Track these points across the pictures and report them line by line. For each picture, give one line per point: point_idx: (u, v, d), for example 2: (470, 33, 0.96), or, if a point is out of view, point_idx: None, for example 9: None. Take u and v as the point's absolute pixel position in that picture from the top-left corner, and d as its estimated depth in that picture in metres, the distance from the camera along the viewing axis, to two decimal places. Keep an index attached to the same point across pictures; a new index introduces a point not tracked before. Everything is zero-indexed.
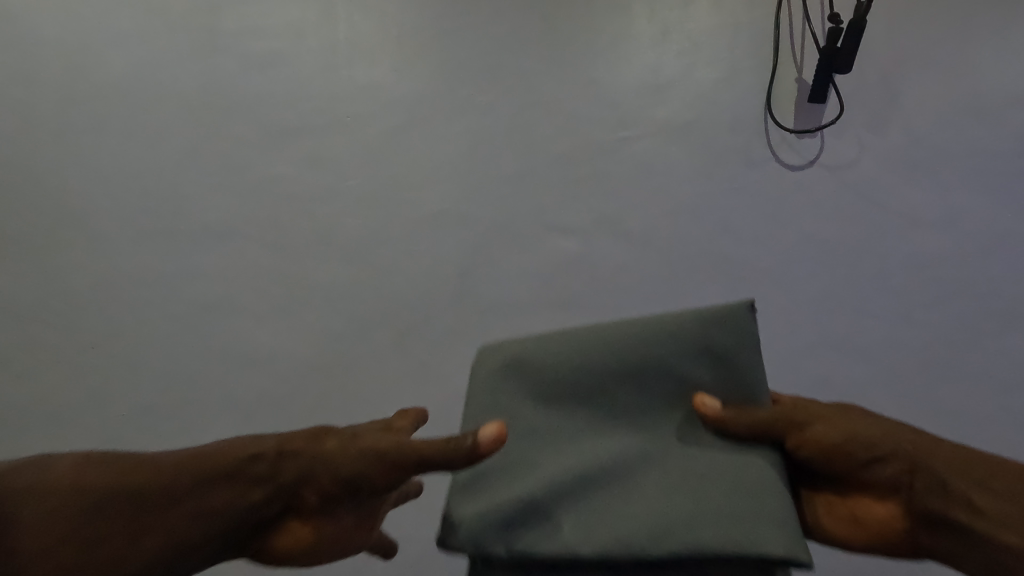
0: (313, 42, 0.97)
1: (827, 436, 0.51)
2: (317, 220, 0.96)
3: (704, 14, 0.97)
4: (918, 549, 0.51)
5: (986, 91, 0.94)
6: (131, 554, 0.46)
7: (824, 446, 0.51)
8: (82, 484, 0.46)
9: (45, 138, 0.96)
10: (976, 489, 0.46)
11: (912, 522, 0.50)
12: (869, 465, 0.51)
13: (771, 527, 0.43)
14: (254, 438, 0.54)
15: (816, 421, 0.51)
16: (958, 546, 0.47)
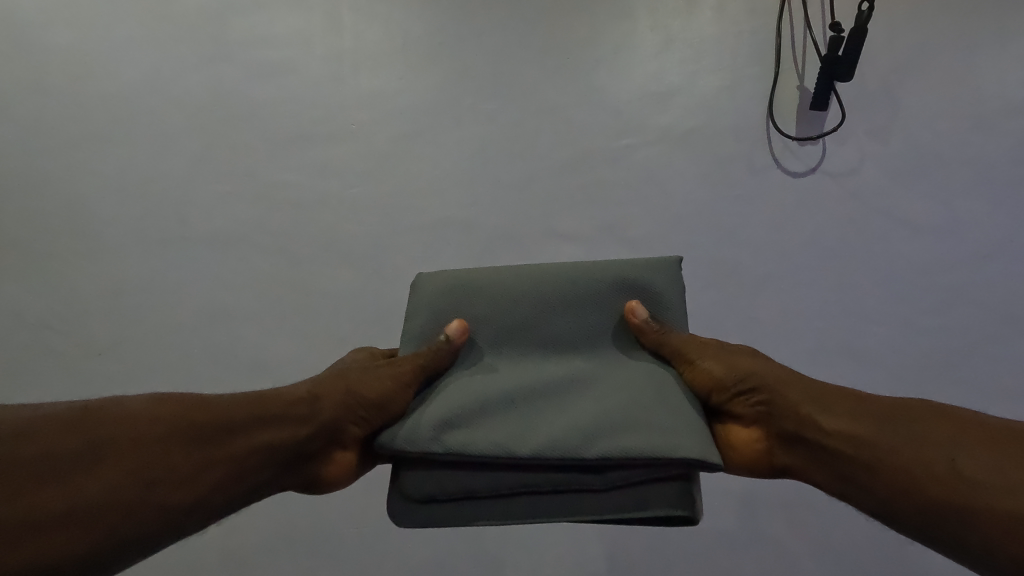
0: (318, 51, 0.99)
1: (710, 369, 0.54)
2: (322, 227, 0.97)
3: (706, 22, 0.98)
4: (779, 472, 0.54)
5: (990, 98, 0.93)
6: (144, 505, 0.39)
7: (704, 374, 0.54)
8: (71, 442, 0.38)
9: (55, 147, 0.98)
10: (826, 417, 0.49)
11: (774, 448, 0.53)
12: (739, 395, 0.54)
13: (681, 433, 0.49)
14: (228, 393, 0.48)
15: (702, 349, 0.55)
16: (810, 463, 0.50)
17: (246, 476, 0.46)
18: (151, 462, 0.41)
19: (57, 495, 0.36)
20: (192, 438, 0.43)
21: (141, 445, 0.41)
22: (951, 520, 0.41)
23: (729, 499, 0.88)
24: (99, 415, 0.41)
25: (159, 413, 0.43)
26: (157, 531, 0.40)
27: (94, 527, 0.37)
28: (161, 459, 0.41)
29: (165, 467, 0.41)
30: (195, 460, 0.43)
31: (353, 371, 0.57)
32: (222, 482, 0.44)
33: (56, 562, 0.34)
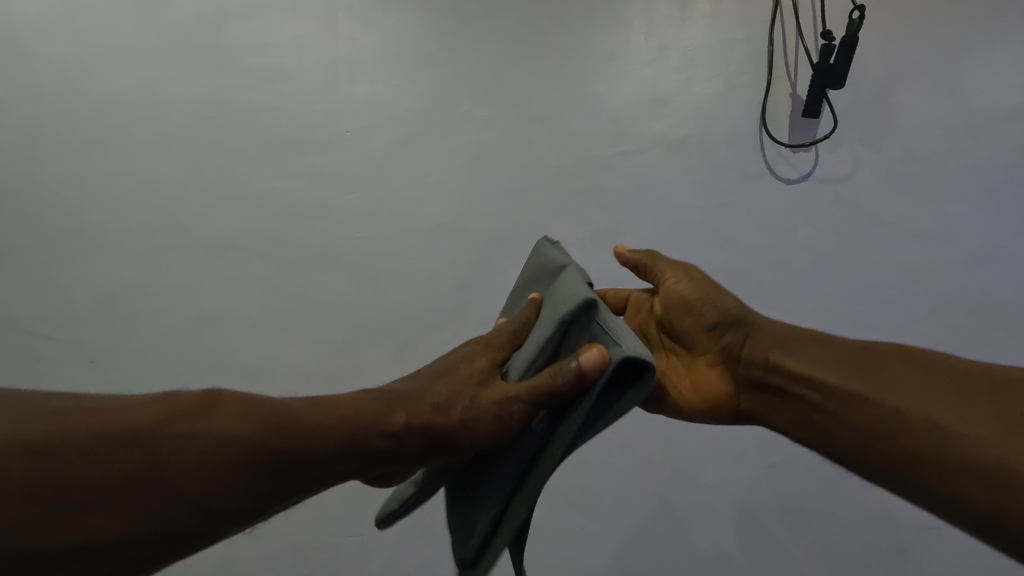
0: (315, 58, 0.99)
1: (689, 293, 0.67)
2: (318, 234, 0.97)
3: (700, 30, 0.99)
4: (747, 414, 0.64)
5: (978, 105, 0.95)
6: (221, 504, 0.39)
7: (684, 309, 0.67)
8: (185, 444, 0.38)
9: (49, 153, 0.97)
10: (788, 355, 0.59)
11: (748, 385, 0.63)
12: (718, 328, 0.65)
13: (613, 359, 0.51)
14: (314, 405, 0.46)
15: (685, 291, 0.68)
16: (780, 406, 0.59)
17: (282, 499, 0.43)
18: (212, 480, 0.39)
19: (149, 481, 0.36)
20: (269, 464, 0.41)
21: (219, 453, 0.39)
22: (921, 466, 0.44)
23: (723, 504, 0.90)
24: (193, 418, 0.40)
25: (244, 429, 0.41)
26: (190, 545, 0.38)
27: (148, 515, 0.36)
28: (220, 479, 0.39)
29: (224, 492, 0.39)
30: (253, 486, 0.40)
31: (458, 378, 0.53)
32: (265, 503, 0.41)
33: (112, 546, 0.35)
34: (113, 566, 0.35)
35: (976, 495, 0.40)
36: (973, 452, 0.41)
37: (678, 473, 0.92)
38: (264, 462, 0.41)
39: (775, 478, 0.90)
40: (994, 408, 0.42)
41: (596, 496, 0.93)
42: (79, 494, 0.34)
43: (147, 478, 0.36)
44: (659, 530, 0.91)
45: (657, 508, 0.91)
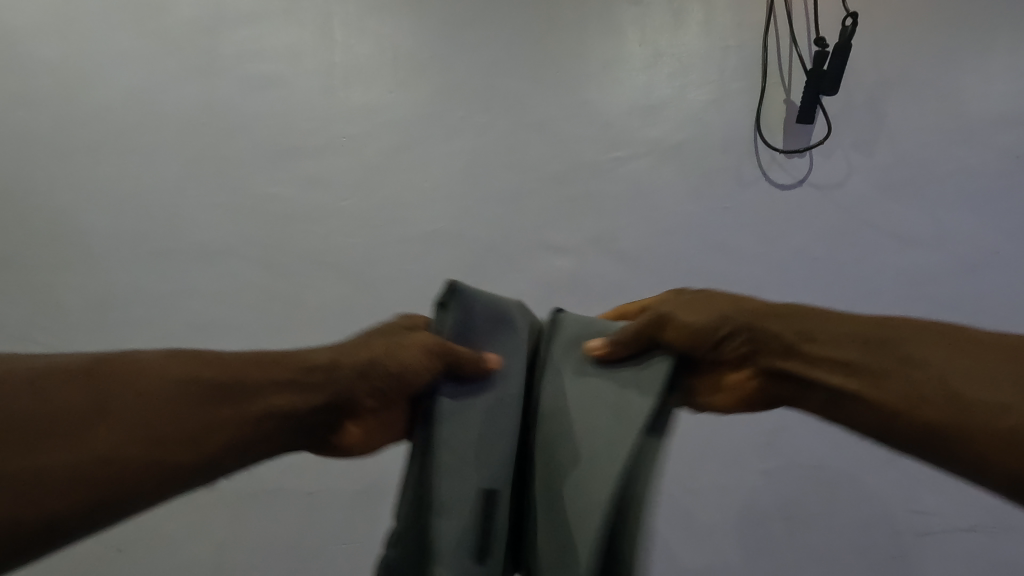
0: (310, 64, 0.99)
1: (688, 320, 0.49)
2: (313, 239, 0.97)
3: (694, 37, 0.99)
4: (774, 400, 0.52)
5: (970, 112, 0.96)
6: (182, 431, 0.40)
7: (693, 343, 0.49)
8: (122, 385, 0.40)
9: (43, 158, 0.97)
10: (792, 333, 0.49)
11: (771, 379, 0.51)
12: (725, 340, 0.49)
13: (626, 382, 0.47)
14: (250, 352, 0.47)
15: (681, 320, 0.48)
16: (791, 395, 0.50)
17: (213, 438, 0.41)
18: (131, 419, 0.39)
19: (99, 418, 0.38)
20: (200, 396, 0.42)
21: (141, 391, 0.41)
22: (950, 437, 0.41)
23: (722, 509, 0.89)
24: (122, 364, 0.42)
25: (174, 370, 0.43)
26: (120, 493, 0.38)
27: (108, 444, 0.38)
28: (146, 414, 0.40)
29: (147, 426, 0.39)
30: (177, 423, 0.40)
31: None
32: (191, 440, 0.40)
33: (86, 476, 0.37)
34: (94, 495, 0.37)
35: (988, 457, 0.40)
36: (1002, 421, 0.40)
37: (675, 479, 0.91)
38: (182, 400, 0.41)
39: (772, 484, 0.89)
40: (1017, 372, 0.42)
41: None
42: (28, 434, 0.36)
43: (97, 414, 0.38)
44: (655, 537, 0.90)
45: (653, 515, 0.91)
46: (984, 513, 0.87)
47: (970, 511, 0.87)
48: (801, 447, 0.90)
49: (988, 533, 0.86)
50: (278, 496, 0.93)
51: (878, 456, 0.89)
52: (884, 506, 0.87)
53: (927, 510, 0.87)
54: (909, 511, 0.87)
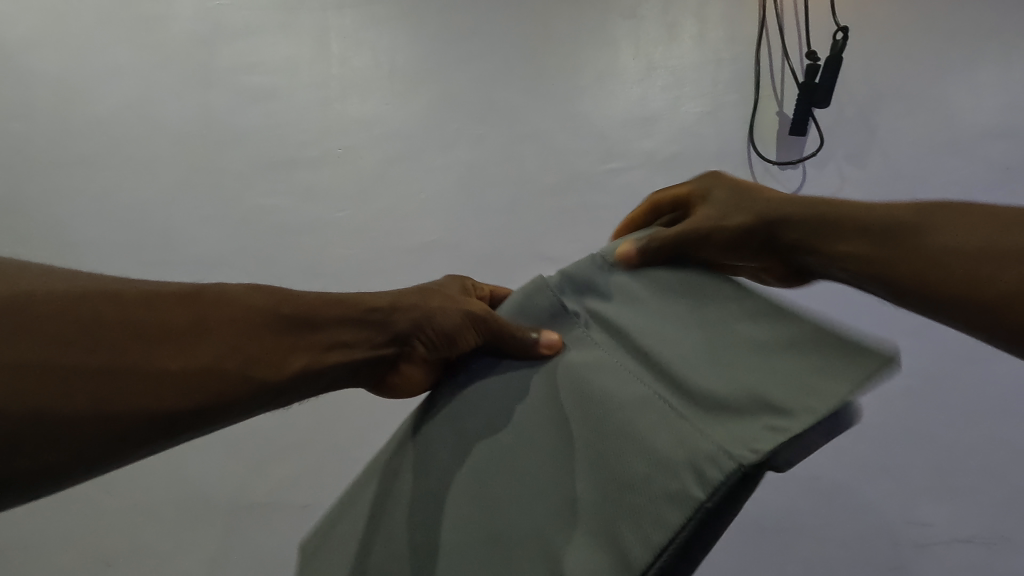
0: (306, 76, 0.99)
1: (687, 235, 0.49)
2: (310, 251, 0.97)
3: (688, 50, 1.00)
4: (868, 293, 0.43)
5: (962, 124, 0.96)
6: (239, 378, 0.41)
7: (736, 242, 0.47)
8: (181, 313, 0.40)
9: (38, 171, 0.97)
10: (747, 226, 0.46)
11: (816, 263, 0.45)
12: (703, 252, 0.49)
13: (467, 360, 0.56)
14: (155, 282, 0.42)
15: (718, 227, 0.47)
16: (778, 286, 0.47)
17: (249, 371, 0.42)
18: (126, 345, 0.37)
19: (164, 341, 0.38)
20: (260, 327, 0.44)
21: (102, 320, 0.36)
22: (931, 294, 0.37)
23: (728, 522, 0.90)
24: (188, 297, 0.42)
25: (103, 294, 0.38)
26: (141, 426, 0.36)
27: (175, 384, 0.38)
28: (145, 347, 0.37)
29: (158, 354, 0.38)
30: (194, 348, 0.40)
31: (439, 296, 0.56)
32: (216, 365, 0.40)
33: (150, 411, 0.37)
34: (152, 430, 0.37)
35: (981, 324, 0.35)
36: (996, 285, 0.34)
37: None
38: (183, 331, 0.40)
39: (772, 494, 0.90)
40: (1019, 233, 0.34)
41: None
42: (99, 354, 0.35)
43: (162, 341, 0.38)
44: None
45: None
46: (980, 523, 0.87)
47: (968, 522, 0.87)
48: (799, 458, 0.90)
49: (985, 543, 0.86)
50: (272, 509, 0.93)
51: (874, 468, 0.89)
52: (879, 517, 0.88)
53: (924, 521, 0.88)
54: (906, 523, 0.88)
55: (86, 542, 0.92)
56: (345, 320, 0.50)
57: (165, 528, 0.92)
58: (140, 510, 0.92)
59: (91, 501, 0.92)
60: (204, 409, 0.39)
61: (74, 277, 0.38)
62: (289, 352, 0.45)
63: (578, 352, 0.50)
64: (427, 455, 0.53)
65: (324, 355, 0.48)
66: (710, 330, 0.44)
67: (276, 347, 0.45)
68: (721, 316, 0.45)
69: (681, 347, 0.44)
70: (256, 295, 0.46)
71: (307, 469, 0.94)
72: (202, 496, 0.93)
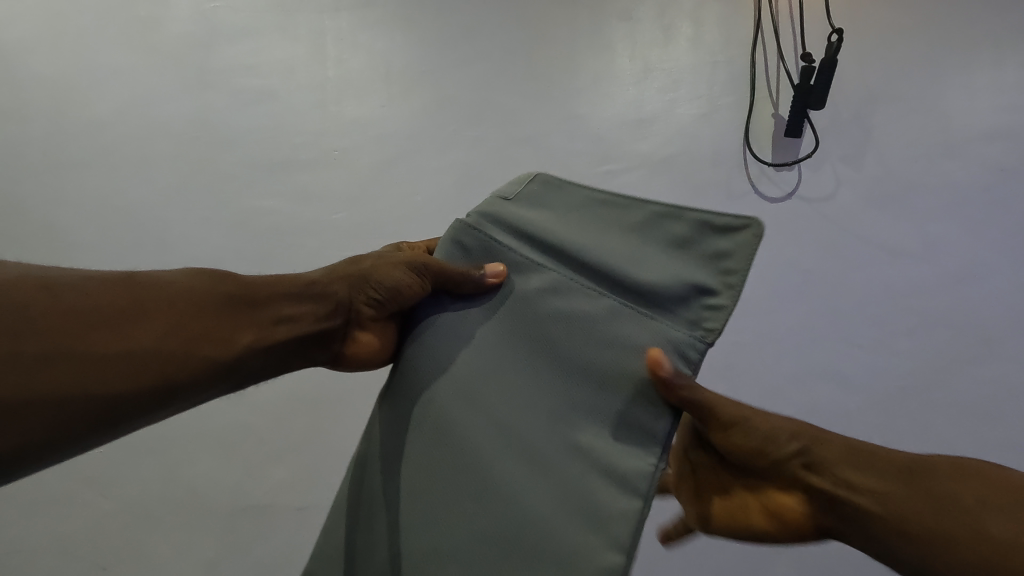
0: (303, 77, 0.99)
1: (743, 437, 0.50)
2: (307, 254, 0.98)
3: (684, 52, 1.00)
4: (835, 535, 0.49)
5: (956, 126, 0.97)
6: (191, 355, 0.42)
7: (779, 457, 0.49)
8: (113, 297, 0.40)
9: (33, 171, 0.97)
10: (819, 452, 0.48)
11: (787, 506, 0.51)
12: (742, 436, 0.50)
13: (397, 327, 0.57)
14: (84, 271, 0.41)
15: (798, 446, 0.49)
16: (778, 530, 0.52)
17: (190, 351, 0.42)
18: (62, 331, 0.36)
19: (104, 321, 0.38)
20: (211, 305, 0.45)
21: (24, 307, 0.35)
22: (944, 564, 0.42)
23: None
24: (123, 285, 0.41)
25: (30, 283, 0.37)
26: (105, 402, 0.37)
27: (129, 365, 0.38)
28: (84, 327, 0.37)
29: (84, 341, 0.37)
30: (129, 332, 0.39)
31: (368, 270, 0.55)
32: (156, 344, 0.40)
33: (100, 393, 0.37)
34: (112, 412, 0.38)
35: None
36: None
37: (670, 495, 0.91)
38: (116, 313, 0.39)
39: None
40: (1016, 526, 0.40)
41: None
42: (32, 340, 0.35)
43: (102, 323, 0.38)
44: None
45: None
46: None
47: None
48: None
49: None
50: (268, 512, 0.93)
51: None
52: None
53: None
54: None
55: (81, 544, 0.91)
56: (286, 294, 0.50)
57: (160, 529, 0.92)
58: (134, 512, 0.92)
59: (84, 503, 0.92)
60: (158, 387, 0.40)
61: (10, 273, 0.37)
62: (228, 333, 0.45)
63: (523, 278, 0.53)
64: (396, 425, 0.53)
65: (261, 334, 0.47)
66: (614, 222, 0.54)
67: (215, 327, 0.44)
68: (630, 226, 0.53)
69: (594, 234, 0.53)
70: (180, 279, 0.45)
71: (303, 472, 0.93)
72: (197, 498, 0.92)
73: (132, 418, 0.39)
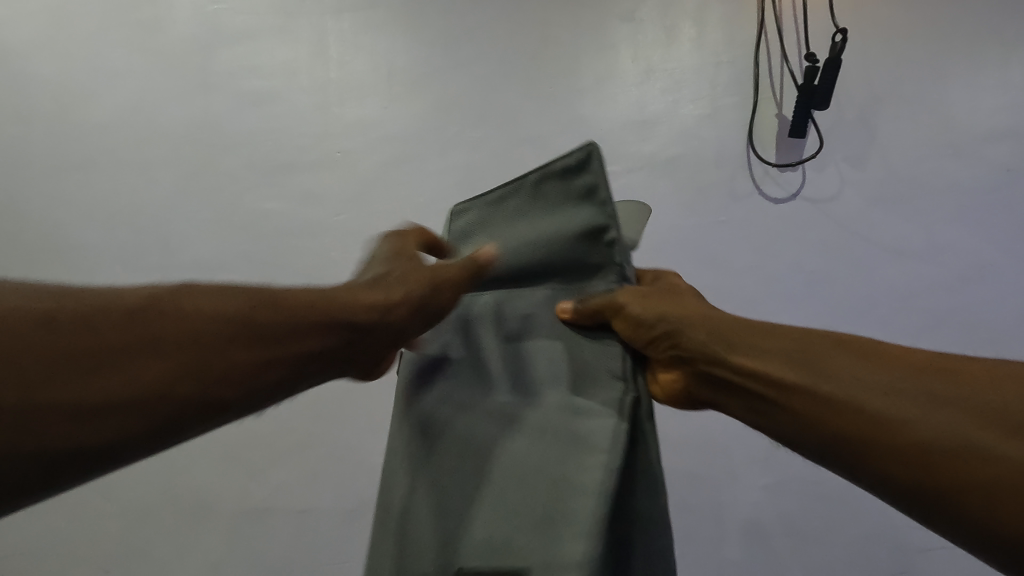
0: (305, 79, 0.99)
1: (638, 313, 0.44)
2: (309, 255, 0.97)
3: (687, 52, 1.00)
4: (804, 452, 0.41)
5: (960, 126, 0.97)
6: (191, 409, 0.34)
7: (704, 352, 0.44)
8: (122, 333, 0.33)
9: (36, 174, 0.97)
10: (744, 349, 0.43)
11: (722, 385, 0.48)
12: (658, 341, 0.44)
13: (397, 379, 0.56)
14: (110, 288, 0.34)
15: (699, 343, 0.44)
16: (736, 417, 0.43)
17: (179, 394, 0.34)
18: (59, 373, 0.30)
19: (103, 364, 0.32)
20: (251, 336, 0.37)
21: (12, 353, 0.29)
22: (895, 471, 0.36)
23: (730, 526, 0.89)
24: (149, 310, 0.34)
25: (61, 307, 0.32)
26: (91, 468, 0.31)
27: (121, 426, 0.32)
28: (74, 374, 0.30)
29: (85, 381, 0.31)
30: (131, 371, 0.32)
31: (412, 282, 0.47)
32: (155, 386, 0.33)
33: (82, 456, 0.31)
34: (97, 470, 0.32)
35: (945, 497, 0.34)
36: (997, 497, 0.32)
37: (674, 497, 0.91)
38: (125, 351, 0.32)
39: (774, 498, 0.89)
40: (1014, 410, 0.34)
41: None
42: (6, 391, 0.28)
43: (96, 368, 0.31)
44: None
45: None
46: None
47: None
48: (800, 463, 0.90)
49: None
50: (270, 515, 0.92)
51: None
52: (884, 521, 0.87)
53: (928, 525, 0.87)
54: (911, 526, 0.87)
55: (83, 547, 0.91)
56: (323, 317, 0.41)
57: (163, 532, 0.92)
58: (137, 515, 0.92)
59: (87, 505, 0.92)
60: (150, 444, 0.33)
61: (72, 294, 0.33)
62: (242, 381, 0.36)
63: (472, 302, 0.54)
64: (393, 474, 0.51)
65: (312, 358, 0.40)
66: (518, 212, 0.52)
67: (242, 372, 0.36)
68: (527, 207, 0.51)
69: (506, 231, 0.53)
70: (239, 312, 0.37)
71: (306, 475, 0.93)
72: (200, 501, 0.92)
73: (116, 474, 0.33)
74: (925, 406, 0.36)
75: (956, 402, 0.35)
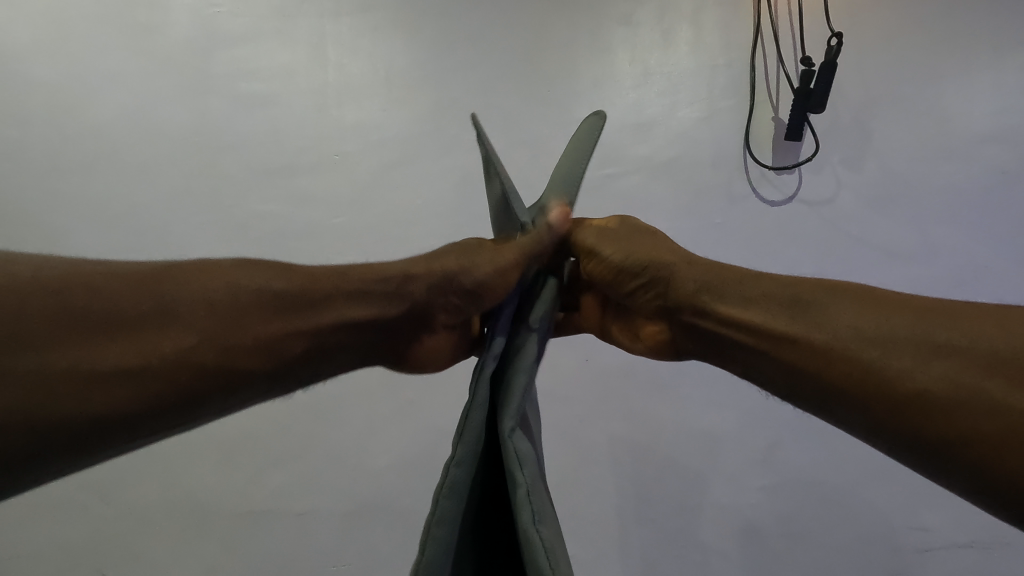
0: (303, 82, 0.99)
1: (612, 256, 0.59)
2: (306, 257, 0.97)
3: (684, 55, 1.00)
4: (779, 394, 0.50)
5: (954, 128, 0.97)
6: (207, 372, 0.41)
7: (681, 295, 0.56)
8: (138, 302, 0.40)
9: (34, 176, 0.97)
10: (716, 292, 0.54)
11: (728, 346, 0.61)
12: (643, 287, 0.59)
13: None
14: (130, 263, 0.43)
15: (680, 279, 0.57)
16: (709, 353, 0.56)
17: (201, 360, 0.41)
18: (76, 340, 0.37)
19: (125, 326, 0.39)
20: (257, 306, 0.45)
21: (52, 314, 0.37)
22: (859, 395, 0.43)
23: (728, 527, 0.90)
24: (158, 280, 0.42)
25: (59, 281, 0.38)
26: (124, 415, 0.38)
27: (146, 383, 0.39)
28: (102, 335, 0.38)
29: (92, 354, 0.37)
30: (140, 344, 0.39)
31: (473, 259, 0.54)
32: (167, 356, 0.40)
33: (104, 409, 0.37)
34: (125, 425, 0.38)
35: (904, 416, 0.41)
36: (984, 421, 0.38)
37: (671, 497, 0.91)
38: (147, 317, 0.40)
39: (771, 499, 0.90)
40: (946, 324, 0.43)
41: (587, 523, 0.92)
42: (52, 336, 0.36)
43: (116, 329, 0.39)
44: (651, 555, 0.90)
45: (649, 532, 0.91)
46: (983, 527, 0.87)
47: (971, 527, 0.88)
48: (797, 464, 0.91)
49: (987, 547, 0.87)
50: (268, 518, 0.92)
51: (873, 471, 0.89)
52: (882, 521, 0.88)
53: (928, 526, 0.88)
54: (910, 527, 0.88)
55: (79, 550, 0.91)
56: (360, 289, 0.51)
57: (160, 535, 0.91)
58: (135, 517, 0.92)
59: (85, 507, 0.92)
60: (178, 398, 0.40)
61: (58, 272, 0.39)
62: (246, 351, 0.43)
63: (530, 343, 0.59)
64: None
65: (306, 335, 0.47)
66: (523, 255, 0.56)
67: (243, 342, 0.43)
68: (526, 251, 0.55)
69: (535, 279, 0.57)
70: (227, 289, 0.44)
71: (304, 477, 0.93)
72: (199, 504, 0.92)
73: (154, 430, 0.40)
74: (891, 345, 0.43)
75: (932, 337, 0.42)
